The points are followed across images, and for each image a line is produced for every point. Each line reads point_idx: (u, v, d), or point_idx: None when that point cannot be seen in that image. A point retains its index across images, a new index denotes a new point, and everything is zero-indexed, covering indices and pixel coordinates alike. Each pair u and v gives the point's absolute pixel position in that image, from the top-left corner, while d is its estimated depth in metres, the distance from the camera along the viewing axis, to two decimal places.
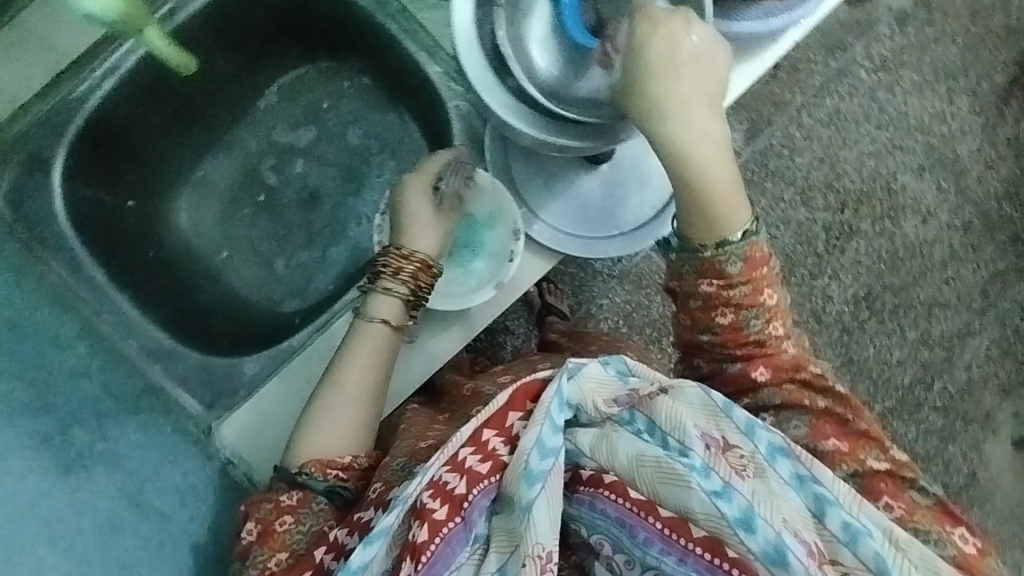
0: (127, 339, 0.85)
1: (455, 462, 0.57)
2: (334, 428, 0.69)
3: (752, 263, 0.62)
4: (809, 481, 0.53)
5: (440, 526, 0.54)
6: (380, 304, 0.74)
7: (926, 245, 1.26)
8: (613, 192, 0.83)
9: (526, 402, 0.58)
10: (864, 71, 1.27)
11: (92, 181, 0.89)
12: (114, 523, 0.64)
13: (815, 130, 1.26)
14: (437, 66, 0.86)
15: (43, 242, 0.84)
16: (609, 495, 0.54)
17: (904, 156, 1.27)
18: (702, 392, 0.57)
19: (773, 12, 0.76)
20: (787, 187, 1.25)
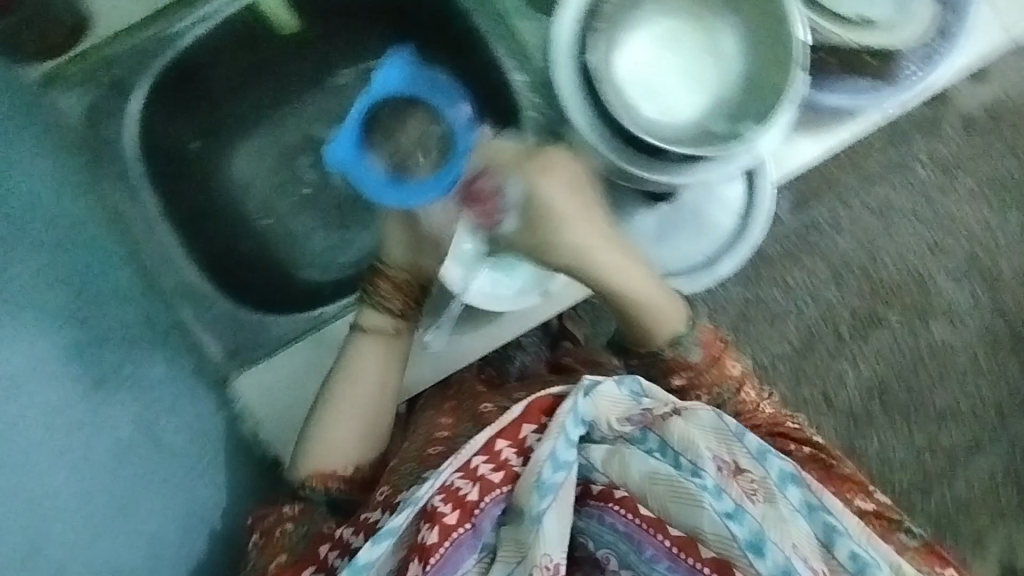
0: (169, 275, 0.87)
1: (467, 469, 0.59)
2: (336, 438, 0.76)
3: (706, 353, 0.73)
4: (818, 511, 0.57)
5: (451, 531, 0.56)
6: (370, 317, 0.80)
7: (950, 351, 1.25)
8: (664, 231, 0.84)
9: (540, 417, 0.61)
10: (922, 167, 1.26)
11: (168, 117, 0.91)
12: (125, 446, 0.64)
13: (862, 215, 1.25)
14: (522, 75, 0.85)
15: (113, 165, 0.87)
16: (619, 511, 0.57)
17: (945, 259, 1.26)
18: (715, 417, 0.61)
19: (856, 92, 0.77)
20: (822, 265, 1.24)
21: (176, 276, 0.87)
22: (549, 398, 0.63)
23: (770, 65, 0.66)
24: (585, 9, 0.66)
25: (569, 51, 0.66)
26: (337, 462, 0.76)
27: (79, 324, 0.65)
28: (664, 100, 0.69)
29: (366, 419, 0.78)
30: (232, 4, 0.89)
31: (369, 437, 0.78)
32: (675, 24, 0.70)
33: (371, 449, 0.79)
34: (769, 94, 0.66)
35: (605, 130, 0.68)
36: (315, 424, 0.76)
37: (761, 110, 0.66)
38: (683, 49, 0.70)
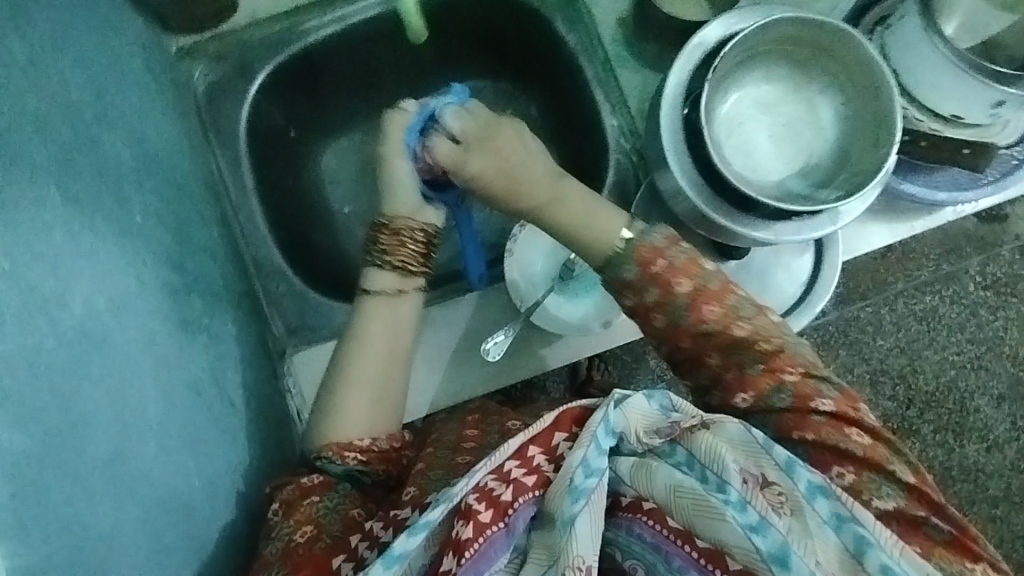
0: (247, 245, 0.89)
1: (501, 471, 0.55)
2: (349, 405, 0.68)
3: (640, 266, 0.65)
4: (849, 522, 0.50)
5: (484, 528, 0.53)
6: (383, 276, 0.74)
7: (981, 475, 1.22)
8: (732, 288, 0.85)
9: (572, 426, 0.58)
10: (973, 283, 1.23)
11: (278, 101, 0.94)
12: (200, 389, 0.61)
13: (906, 319, 1.23)
14: (613, 119, 0.90)
15: (218, 134, 0.90)
16: (647, 521, 0.55)
17: (986, 379, 1.23)
18: (743, 430, 0.55)
19: (941, 188, 0.82)
20: (859, 361, 1.22)
21: (256, 247, 0.89)
22: (583, 407, 0.59)
23: (865, 143, 0.70)
24: (699, 63, 0.70)
25: (676, 101, 0.71)
26: (355, 432, 0.68)
27: (175, 269, 0.66)
28: (753, 157, 0.74)
29: (387, 383, 0.70)
30: (368, 11, 0.92)
31: (390, 409, 0.70)
32: (778, 90, 0.74)
33: (392, 421, 0.70)
34: (861, 169, 0.69)
35: (699, 178, 0.71)
36: (326, 398, 0.69)
37: (850, 183, 0.69)
38: (781, 116, 0.75)
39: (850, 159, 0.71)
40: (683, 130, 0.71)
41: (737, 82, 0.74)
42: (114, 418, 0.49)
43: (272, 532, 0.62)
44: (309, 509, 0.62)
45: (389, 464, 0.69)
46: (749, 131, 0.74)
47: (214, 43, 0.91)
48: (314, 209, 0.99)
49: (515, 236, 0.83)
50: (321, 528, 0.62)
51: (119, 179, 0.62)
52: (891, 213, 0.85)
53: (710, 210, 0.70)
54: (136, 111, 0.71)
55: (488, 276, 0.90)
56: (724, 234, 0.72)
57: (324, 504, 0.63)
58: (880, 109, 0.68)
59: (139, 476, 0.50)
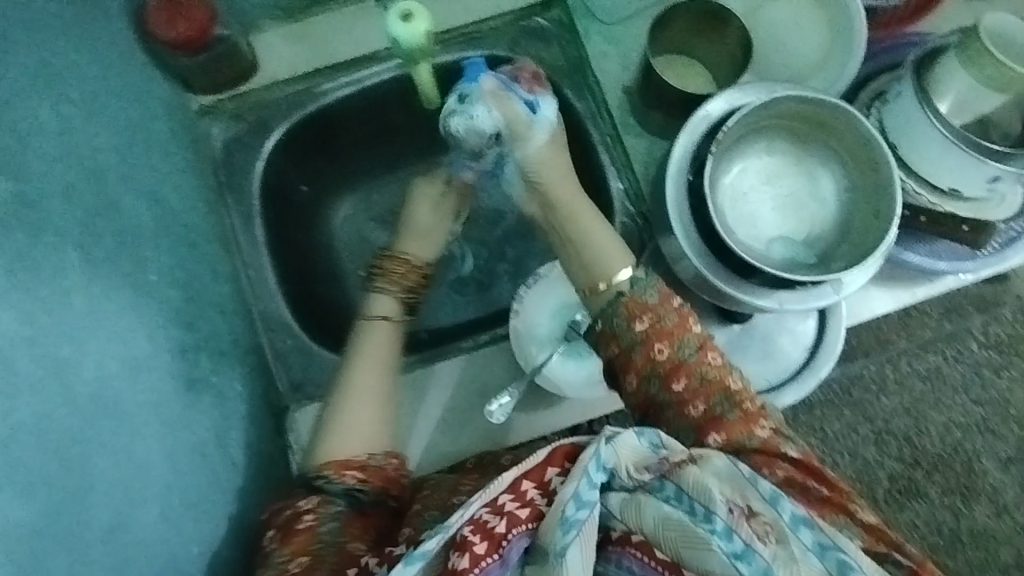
0: (256, 299, 0.90)
1: (495, 505, 0.52)
2: (352, 423, 0.68)
3: (664, 292, 0.65)
4: (831, 549, 0.48)
5: (480, 560, 0.49)
6: (384, 301, 0.79)
7: (993, 540, 1.20)
8: (734, 350, 0.86)
9: (564, 462, 0.53)
10: (975, 343, 1.23)
11: (292, 159, 0.97)
12: (204, 451, 0.61)
13: (910, 378, 1.22)
14: (620, 183, 0.92)
15: (233, 190, 0.93)
16: (637, 554, 0.52)
17: (993, 441, 1.22)
18: (730, 463, 0.52)
19: (940, 257, 0.82)
20: (864, 421, 1.21)
21: (264, 301, 0.90)
22: (575, 442, 0.55)
23: (866, 216, 0.71)
24: (704, 135, 0.73)
25: (682, 170, 0.73)
26: (356, 451, 0.66)
27: (185, 328, 0.66)
28: (756, 227, 0.75)
29: (385, 392, 0.70)
30: (381, 75, 0.96)
31: (389, 419, 0.69)
32: (780, 162, 0.76)
33: (390, 439, 0.68)
34: (863, 241, 0.70)
35: (703, 245, 0.72)
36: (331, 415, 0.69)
37: (853, 254, 0.70)
38: (783, 186, 0.77)
39: (852, 232, 0.73)
40: (688, 196, 0.72)
41: (740, 153, 0.76)
42: (120, 484, 0.48)
43: (268, 558, 0.62)
44: (308, 535, 0.62)
45: (388, 483, 0.67)
46: (752, 203, 0.76)
47: (232, 101, 0.94)
48: (325, 262, 1.01)
49: (524, 293, 0.84)
50: (320, 542, 0.62)
51: (136, 239, 0.63)
52: (892, 280, 0.87)
53: (716, 278, 0.71)
54: (158, 171, 0.73)
55: (493, 333, 0.90)
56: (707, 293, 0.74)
57: (328, 527, 0.63)
58: (881, 182, 0.69)
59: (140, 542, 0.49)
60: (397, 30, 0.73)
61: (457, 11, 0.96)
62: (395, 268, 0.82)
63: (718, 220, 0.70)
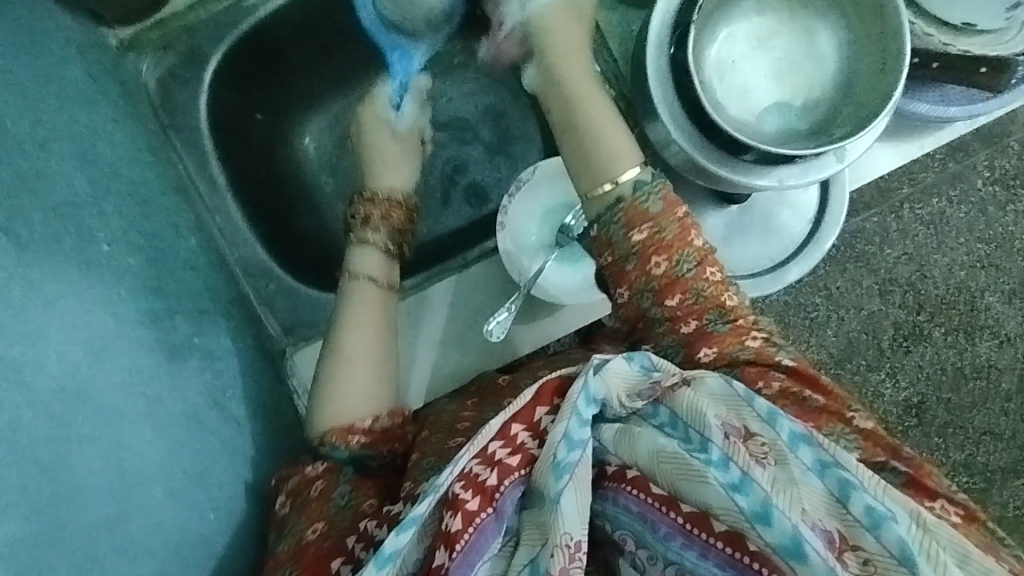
0: (228, 247, 0.86)
1: (485, 455, 0.52)
2: (351, 380, 0.68)
3: (670, 201, 0.63)
4: (832, 467, 0.47)
5: (473, 517, 0.49)
6: (364, 258, 0.77)
7: (995, 371, 1.21)
8: (734, 233, 0.82)
9: (554, 398, 0.54)
10: (981, 180, 1.20)
11: (237, 89, 0.90)
12: (200, 416, 0.60)
13: (913, 226, 1.20)
14: (595, 66, 0.84)
15: (179, 134, 0.86)
16: (631, 491, 0.51)
17: (997, 276, 1.21)
18: (725, 383, 0.53)
19: (952, 101, 0.75)
20: (868, 274, 1.20)
21: (235, 248, 0.87)
22: (562, 378, 0.55)
23: (870, 67, 0.64)
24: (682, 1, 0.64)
25: (662, 42, 0.65)
26: (353, 413, 0.66)
27: (155, 296, 0.63)
28: (751, 99, 0.68)
29: (380, 353, 0.70)
30: None
31: (388, 376, 0.70)
32: (770, 22, 0.68)
33: (392, 396, 0.69)
34: (868, 100, 0.63)
35: (691, 126, 0.66)
36: (326, 380, 0.68)
37: (857, 116, 0.63)
38: (777, 49, 0.68)
39: (856, 89, 0.65)
40: (670, 69, 0.65)
41: (725, 20, 0.68)
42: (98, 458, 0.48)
43: (285, 527, 0.62)
44: (321, 497, 0.61)
45: (394, 441, 0.67)
46: (747, 72, 0.68)
47: (155, 31, 0.86)
48: (296, 195, 0.96)
49: (508, 205, 0.80)
50: (335, 498, 0.61)
51: (78, 209, 0.58)
52: (898, 136, 0.80)
53: (711, 163, 0.66)
54: (83, 118, 0.67)
55: (481, 252, 0.87)
56: (706, 179, 0.69)
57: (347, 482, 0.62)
58: (886, 26, 0.62)
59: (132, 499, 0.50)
60: None
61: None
62: (367, 209, 0.81)
63: (703, 97, 0.63)
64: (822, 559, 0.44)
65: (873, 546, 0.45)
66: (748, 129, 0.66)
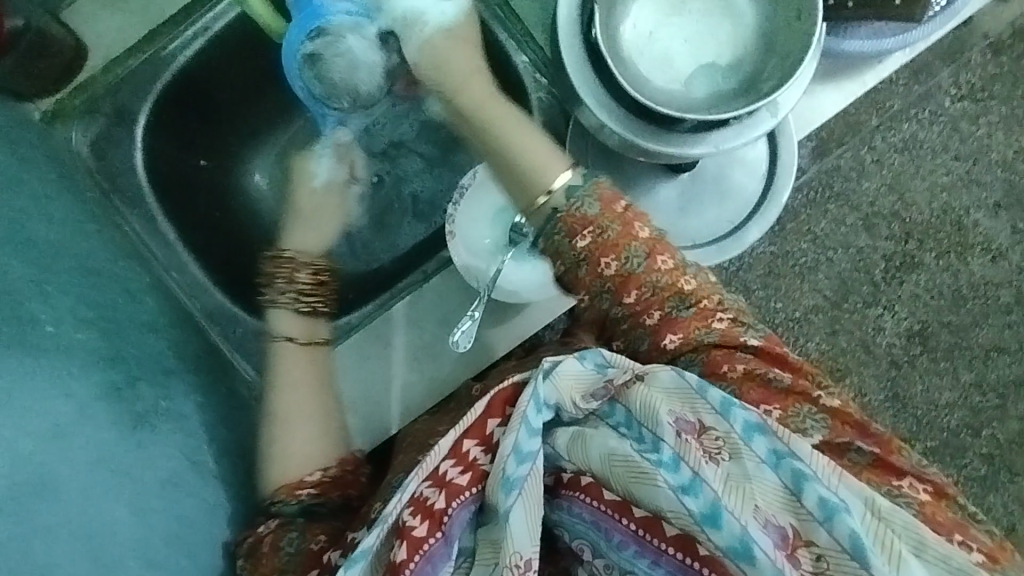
0: (190, 299, 0.85)
1: (435, 477, 0.55)
2: (290, 446, 0.72)
3: (605, 201, 0.62)
4: (786, 457, 0.50)
5: (421, 544, 0.52)
6: (283, 319, 0.80)
7: (992, 286, 1.20)
8: (690, 202, 0.81)
9: (505, 408, 0.57)
10: (948, 98, 1.19)
11: (175, 139, 0.89)
12: (173, 481, 0.62)
13: (887, 154, 1.19)
14: (524, 56, 0.83)
15: (122, 195, 0.85)
16: (585, 499, 0.53)
17: (979, 192, 1.20)
18: (676, 375, 0.55)
19: (882, 33, 0.74)
20: (849, 211, 1.18)
21: (197, 299, 0.86)
22: (514, 386, 0.58)
23: (787, 19, 0.63)
24: None
25: (574, 24, 0.64)
26: (300, 470, 0.70)
27: (114, 365, 0.63)
28: (676, 67, 0.66)
29: (318, 410, 0.74)
30: (225, 16, 0.87)
31: (333, 429, 0.73)
32: None
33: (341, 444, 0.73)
34: (790, 49, 0.62)
35: (616, 104, 0.65)
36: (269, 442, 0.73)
37: (781, 69, 0.62)
38: (693, 13, 0.67)
39: (777, 41, 0.64)
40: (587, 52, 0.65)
41: None
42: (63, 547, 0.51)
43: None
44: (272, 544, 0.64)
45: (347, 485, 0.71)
46: (669, 40, 0.66)
47: (77, 97, 0.84)
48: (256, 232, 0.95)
49: (453, 212, 0.79)
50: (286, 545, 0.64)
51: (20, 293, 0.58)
52: (841, 76, 0.76)
53: (641, 139, 0.65)
54: (19, 197, 0.67)
55: (441, 261, 0.87)
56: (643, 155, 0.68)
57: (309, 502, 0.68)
58: None
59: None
60: None
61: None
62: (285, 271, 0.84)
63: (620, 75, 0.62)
64: (768, 557, 0.46)
65: (825, 540, 0.47)
66: (675, 99, 0.65)
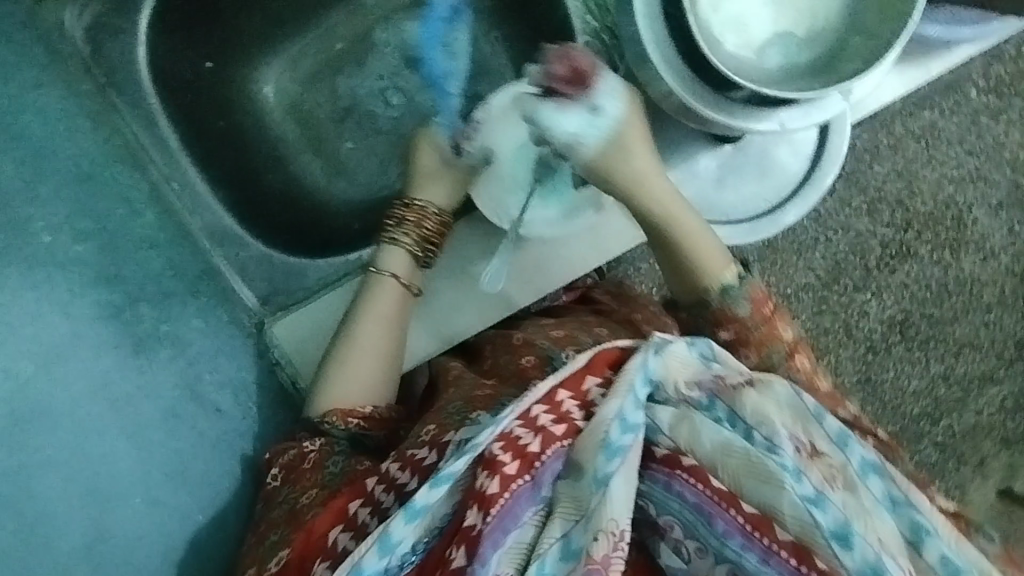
0: (192, 216, 0.81)
1: (529, 419, 0.54)
2: (354, 368, 0.67)
3: (758, 303, 0.64)
4: (904, 505, 0.52)
5: (511, 481, 0.50)
6: (394, 257, 0.72)
7: (976, 284, 1.19)
8: (727, 175, 0.77)
9: (605, 369, 0.58)
10: (974, 90, 1.18)
11: (176, 34, 0.81)
12: (177, 411, 0.60)
13: (903, 140, 1.17)
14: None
15: (120, 90, 0.80)
16: (688, 479, 0.52)
17: (985, 189, 1.19)
18: (793, 393, 0.56)
19: (964, 22, 0.70)
20: (858, 193, 1.17)
21: (198, 214, 0.82)
22: (618, 352, 0.59)
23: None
24: None
25: None
26: (353, 399, 0.66)
27: (110, 284, 0.59)
28: (749, 33, 0.61)
29: (389, 359, 0.68)
30: None
31: (392, 374, 0.69)
32: None
33: (389, 390, 0.69)
34: (880, 27, 0.58)
35: (683, 64, 0.60)
36: (332, 365, 0.67)
37: (866, 49, 0.58)
38: None
39: (862, 21, 0.59)
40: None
41: None
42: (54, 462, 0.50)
43: (276, 497, 0.62)
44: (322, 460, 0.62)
45: (384, 425, 0.66)
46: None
47: None
48: (255, 146, 0.88)
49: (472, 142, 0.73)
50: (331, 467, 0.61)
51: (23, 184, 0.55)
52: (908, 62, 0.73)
53: (710, 108, 0.60)
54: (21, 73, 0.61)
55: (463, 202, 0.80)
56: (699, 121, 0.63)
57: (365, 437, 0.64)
58: None
59: (112, 491, 0.53)
60: None
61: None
62: (409, 214, 0.73)
63: (694, 26, 0.58)
64: None
65: None
66: (746, 67, 0.60)
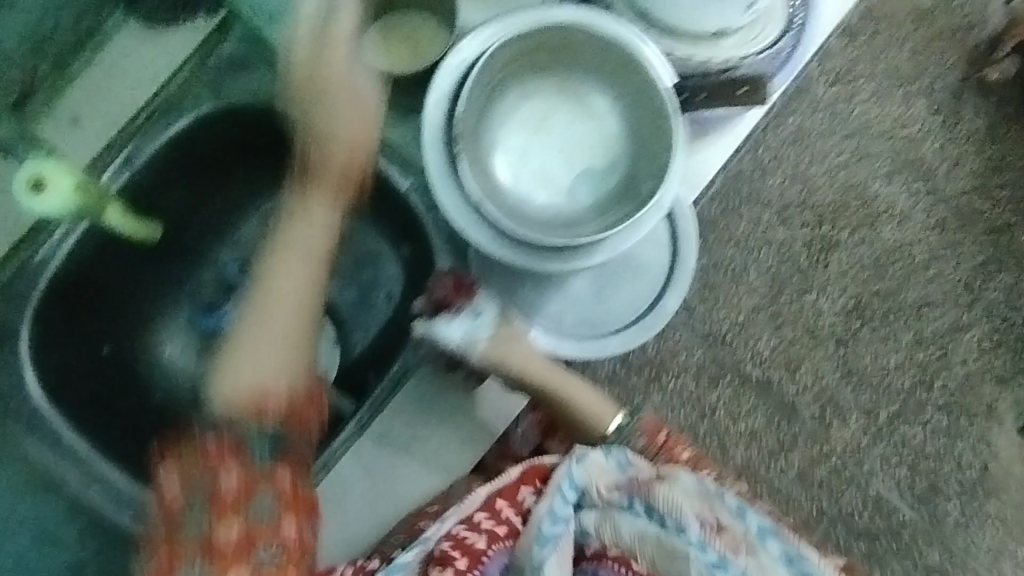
0: (117, 510, 0.77)
1: (470, 520, 0.66)
2: (259, 389, 0.67)
3: (652, 433, 0.79)
4: (795, 556, 0.65)
5: (461, 574, 0.63)
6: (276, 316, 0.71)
7: (907, 247, 1.25)
8: (603, 287, 0.81)
9: (536, 480, 0.69)
10: (822, 86, 1.26)
11: (63, 342, 0.83)
12: None
13: (782, 150, 1.24)
14: (408, 181, 0.80)
15: (18, 419, 0.78)
16: (612, 566, 0.67)
17: (872, 164, 1.26)
18: (697, 481, 0.67)
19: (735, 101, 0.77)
20: (763, 209, 1.22)
21: (120, 504, 0.77)
22: (545, 465, 0.70)
23: (646, 117, 0.64)
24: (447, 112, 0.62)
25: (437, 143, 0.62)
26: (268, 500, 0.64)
27: None
28: (549, 182, 0.68)
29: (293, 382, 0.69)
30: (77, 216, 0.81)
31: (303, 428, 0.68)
32: (537, 103, 0.68)
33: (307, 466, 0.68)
34: (659, 149, 0.64)
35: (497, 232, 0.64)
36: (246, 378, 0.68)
37: (653, 169, 0.64)
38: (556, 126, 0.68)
39: (641, 140, 0.66)
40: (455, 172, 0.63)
41: (497, 115, 0.67)
42: None
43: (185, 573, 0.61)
44: (240, 495, 0.63)
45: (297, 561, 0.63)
46: (536, 154, 0.68)
47: None
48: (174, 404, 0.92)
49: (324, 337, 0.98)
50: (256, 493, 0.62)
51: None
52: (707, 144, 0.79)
53: (535, 264, 0.64)
54: None
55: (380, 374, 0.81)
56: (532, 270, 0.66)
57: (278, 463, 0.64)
58: (642, 80, 0.63)
59: None
60: (52, 207, 0.80)
61: (131, 83, 0.85)
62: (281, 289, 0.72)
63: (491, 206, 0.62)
64: None
65: None
66: (556, 216, 0.66)
